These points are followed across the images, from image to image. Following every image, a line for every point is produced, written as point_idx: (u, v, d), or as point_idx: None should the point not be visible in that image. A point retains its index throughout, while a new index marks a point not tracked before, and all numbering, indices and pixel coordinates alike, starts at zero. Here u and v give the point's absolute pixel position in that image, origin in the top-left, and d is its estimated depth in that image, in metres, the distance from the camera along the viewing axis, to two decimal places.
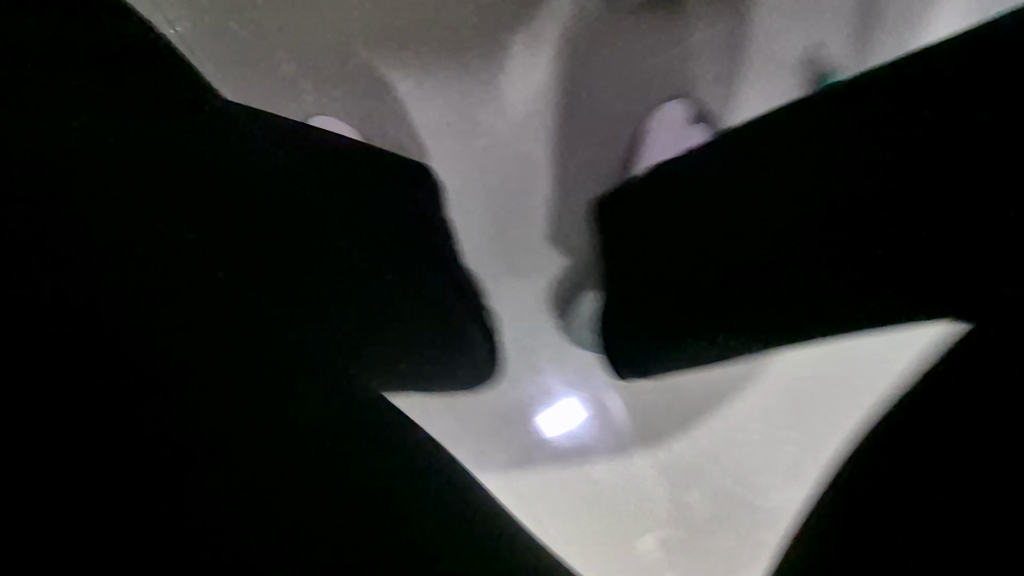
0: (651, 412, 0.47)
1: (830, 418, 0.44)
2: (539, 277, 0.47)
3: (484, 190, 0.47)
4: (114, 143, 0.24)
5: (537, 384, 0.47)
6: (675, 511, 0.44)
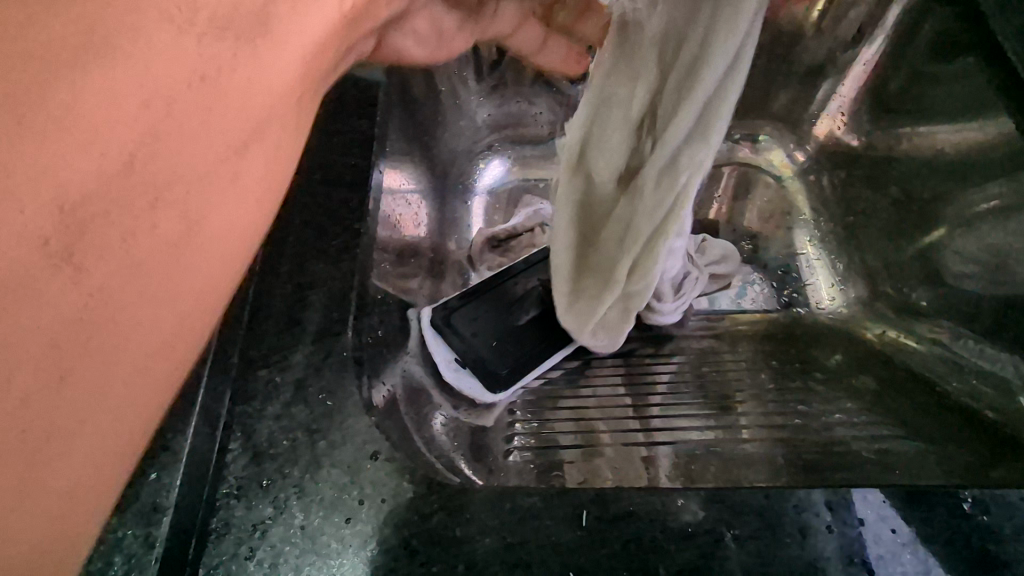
0: (638, 391, 0.59)
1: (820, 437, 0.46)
2: (521, 421, 0.57)
3: (614, 382, 0.61)
4: (749, 355, 0.64)
5: (539, 381, 0.60)
6: (684, 347, 0.65)
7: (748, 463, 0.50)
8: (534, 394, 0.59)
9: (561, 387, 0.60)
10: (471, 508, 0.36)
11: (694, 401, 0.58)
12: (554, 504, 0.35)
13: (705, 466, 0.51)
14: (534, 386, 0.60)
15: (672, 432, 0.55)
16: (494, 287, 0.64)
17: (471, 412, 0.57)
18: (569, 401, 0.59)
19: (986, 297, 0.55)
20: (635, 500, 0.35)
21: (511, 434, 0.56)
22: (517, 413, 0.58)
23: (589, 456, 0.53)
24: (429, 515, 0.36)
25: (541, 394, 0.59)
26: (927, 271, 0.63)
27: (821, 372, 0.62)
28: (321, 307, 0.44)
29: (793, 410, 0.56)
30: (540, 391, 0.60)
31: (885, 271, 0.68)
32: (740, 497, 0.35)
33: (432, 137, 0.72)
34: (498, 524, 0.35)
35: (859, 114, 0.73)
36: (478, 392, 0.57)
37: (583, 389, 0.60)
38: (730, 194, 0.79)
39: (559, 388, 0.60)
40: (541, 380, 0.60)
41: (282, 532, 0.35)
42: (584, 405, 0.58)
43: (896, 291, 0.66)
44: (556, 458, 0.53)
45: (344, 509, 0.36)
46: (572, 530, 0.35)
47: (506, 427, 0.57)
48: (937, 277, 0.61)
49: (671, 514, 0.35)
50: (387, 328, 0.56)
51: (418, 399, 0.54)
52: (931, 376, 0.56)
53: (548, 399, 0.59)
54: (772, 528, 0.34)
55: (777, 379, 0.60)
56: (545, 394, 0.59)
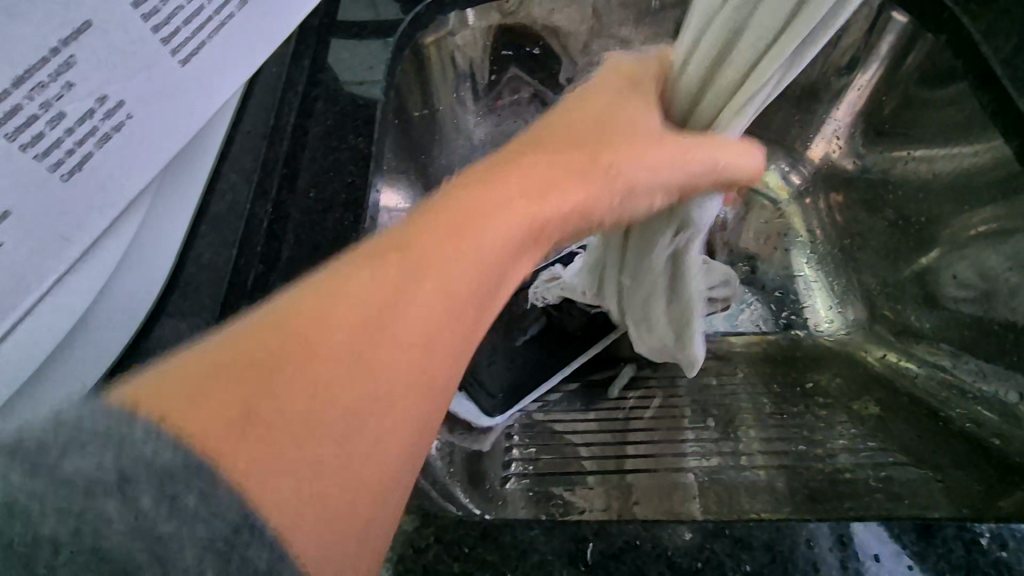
0: (637, 414, 0.58)
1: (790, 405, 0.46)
2: (517, 448, 0.56)
3: (612, 405, 0.59)
4: (749, 379, 0.63)
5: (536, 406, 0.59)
6: (684, 368, 0.64)
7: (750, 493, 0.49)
8: (531, 418, 0.58)
9: (558, 411, 0.59)
10: (467, 541, 0.34)
11: (696, 426, 0.56)
12: (555, 538, 0.34)
13: (710, 496, 0.49)
14: (531, 409, 0.58)
15: (673, 459, 0.53)
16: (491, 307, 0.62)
17: (467, 437, 0.55)
18: (566, 427, 0.57)
19: (988, 323, 0.54)
20: (640, 535, 0.34)
21: (506, 461, 0.54)
22: (513, 438, 0.56)
23: (586, 487, 0.51)
24: (425, 548, 0.34)
25: (538, 419, 0.58)
26: (926, 295, 0.62)
27: (823, 396, 0.61)
28: None
29: (795, 438, 0.54)
30: (536, 414, 0.58)
31: (884, 292, 0.68)
32: (750, 531, 0.33)
33: (427, 156, 0.72)
34: (496, 558, 0.34)
35: (855, 139, 0.73)
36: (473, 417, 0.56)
37: (581, 415, 0.58)
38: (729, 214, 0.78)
39: (556, 413, 0.59)
40: (538, 404, 0.59)
41: None
42: (581, 431, 0.57)
43: (895, 314, 0.66)
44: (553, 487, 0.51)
45: None
46: (573, 567, 0.33)
47: (501, 453, 0.55)
48: (933, 302, 0.61)
49: (676, 552, 0.33)
50: None
51: None
52: (933, 401, 0.55)
53: (544, 424, 0.58)
54: (780, 564, 0.33)
55: (779, 405, 0.59)
56: (542, 418, 0.58)
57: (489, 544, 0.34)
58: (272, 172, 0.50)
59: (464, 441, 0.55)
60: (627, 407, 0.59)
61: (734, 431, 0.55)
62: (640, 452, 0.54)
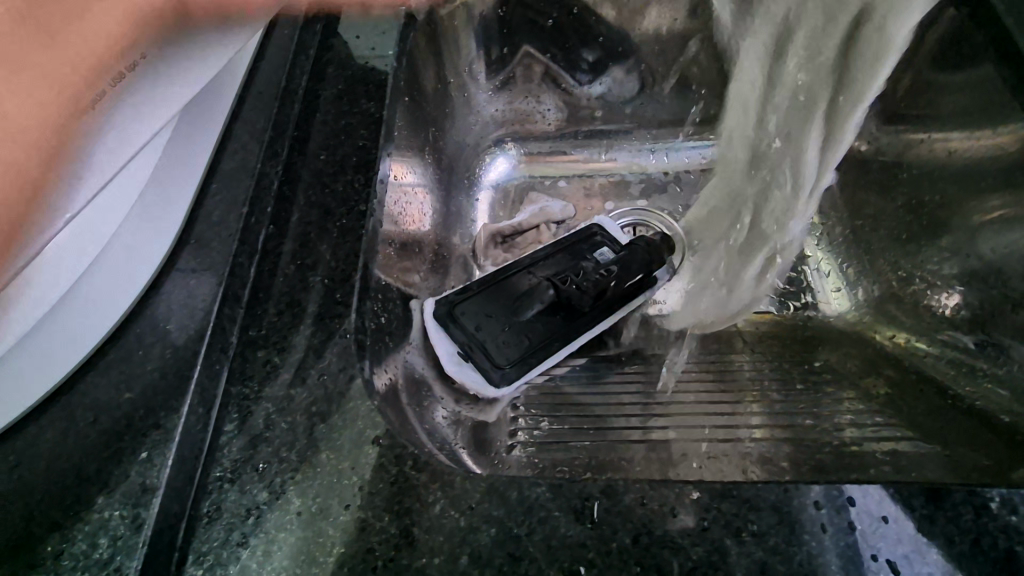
0: (644, 390, 0.58)
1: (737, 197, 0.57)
2: (523, 417, 0.55)
3: (619, 380, 0.59)
4: (754, 356, 0.63)
5: (542, 379, 0.58)
6: (690, 347, 0.64)
7: (755, 465, 0.49)
8: (537, 391, 0.58)
9: (564, 384, 0.59)
10: (474, 496, 0.34)
11: (703, 401, 0.56)
12: (560, 496, 0.34)
13: (710, 462, 0.49)
14: (537, 382, 0.58)
15: (680, 431, 0.53)
16: (498, 279, 0.62)
17: (472, 408, 0.55)
18: (571, 400, 0.57)
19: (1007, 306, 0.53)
20: (646, 493, 0.33)
21: (511, 431, 0.54)
22: (518, 408, 0.56)
23: (591, 456, 0.51)
24: (434, 501, 0.34)
25: (543, 390, 0.58)
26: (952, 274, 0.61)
27: (830, 374, 0.60)
28: (321, 288, 0.42)
29: (802, 412, 0.54)
30: (542, 387, 0.58)
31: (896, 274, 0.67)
32: (756, 492, 0.33)
33: (437, 131, 0.71)
34: (501, 515, 0.34)
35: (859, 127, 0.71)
36: (478, 390, 0.55)
37: (587, 388, 0.58)
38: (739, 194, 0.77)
39: (562, 385, 0.58)
40: (545, 377, 0.58)
41: (275, 519, 0.34)
42: (587, 404, 0.57)
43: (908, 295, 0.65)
44: (558, 457, 0.51)
45: (340, 498, 0.34)
46: (579, 524, 0.33)
47: (506, 420, 0.55)
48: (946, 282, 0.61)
49: (683, 510, 0.33)
50: (391, 318, 0.54)
51: (417, 391, 0.53)
52: (943, 381, 0.55)
53: (550, 396, 0.58)
54: (788, 524, 0.32)
55: (785, 381, 0.59)
56: (548, 390, 0.58)
57: (495, 501, 0.34)
58: (282, 136, 0.49)
59: (468, 412, 0.55)
60: (634, 382, 0.59)
61: (739, 406, 0.55)
62: (646, 424, 0.54)
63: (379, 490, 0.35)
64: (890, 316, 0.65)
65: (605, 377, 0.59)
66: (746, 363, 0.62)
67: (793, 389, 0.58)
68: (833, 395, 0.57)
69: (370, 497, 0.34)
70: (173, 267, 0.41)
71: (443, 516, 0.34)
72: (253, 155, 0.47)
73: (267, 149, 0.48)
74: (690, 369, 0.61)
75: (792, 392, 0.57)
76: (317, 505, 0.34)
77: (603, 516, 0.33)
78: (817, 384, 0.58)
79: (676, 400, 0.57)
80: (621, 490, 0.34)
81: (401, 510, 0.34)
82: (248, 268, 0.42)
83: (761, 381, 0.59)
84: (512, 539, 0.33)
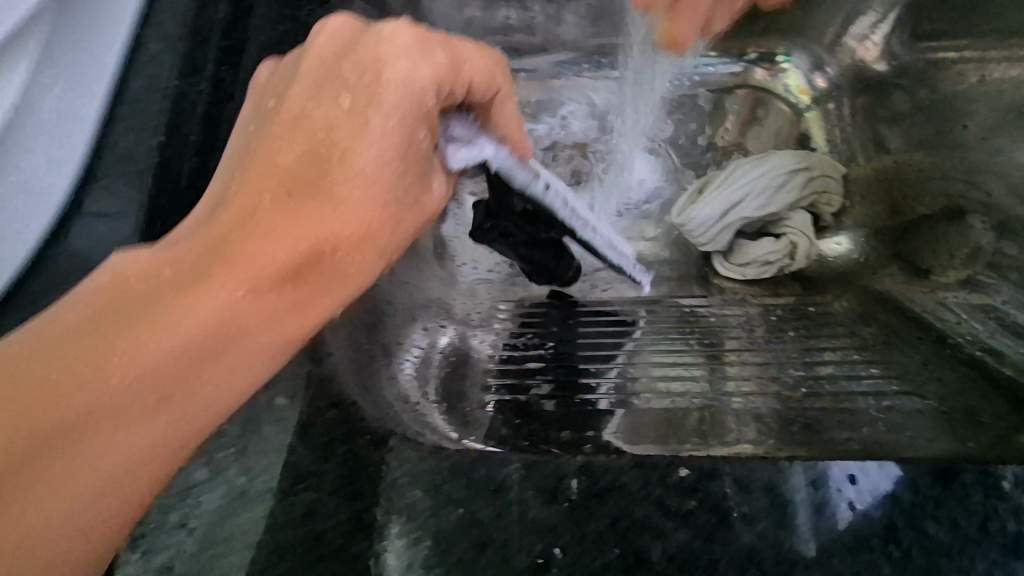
0: (627, 337, 0.53)
1: (760, 204, 0.60)
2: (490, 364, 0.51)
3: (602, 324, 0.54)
4: (743, 303, 0.58)
5: (524, 322, 0.54)
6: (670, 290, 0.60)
7: (732, 414, 0.45)
8: (507, 331, 0.54)
9: (537, 328, 0.54)
10: (437, 473, 0.31)
11: (691, 349, 0.52)
12: (529, 466, 0.31)
13: (701, 424, 0.45)
14: (516, 323, 0.54)
15: (659, 383, 0.49)
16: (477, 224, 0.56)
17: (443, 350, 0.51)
18: (545, 342, 0.52)
19: (1004, 258, 0.48)
20: (628, 472, 0.30)
21: (482, 378, 0.49)
22: (488, 353, 0.52)
23: (554, 408, 0.46)
24: (392, 479, 0.31)
25: (516, 335, 0.53)
26: (948, 208, 0.53)
27: (823, 319, 0.55)
28: None
29: (793, 362, 0.50)
30: (518, 330, 0.54)
31: (898, 197, 0.59)
32: (749, 470, 0.31)
33: None
34: (469, 495, 0.30)
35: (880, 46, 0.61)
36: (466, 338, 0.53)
37: (563, 330, 0.53)
38: (752, 138, 0.68)
39: (536, 330, 0.54)
40: (524, 321, 0.54)
41: (209, 504, 0.30)
42: (563, 348, 0.52)
43: (908, 224, 0.57)
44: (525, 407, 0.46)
45: (288, 476, 0.31)
46: (552, 505, 0.30)
47: (477, 366, 0.51)
48: (936, 222, 0.54)
49: (667, 485, 0.30)
50: None
51: (388, 340, 0.48)
52: (944, 327, 0.48)
53: (522, 338, 0.53)
54: (777, 506, 0.30)
55: (782, 329, 0.54)
56: (525, 331, 0.54)
57: (463, 479, 0.31)
58: (205, 45, 0.40)
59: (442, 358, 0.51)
60: (612, 326, 0.54)
61: (727, 354, 0.51)
62: (624, 372, 0.50)
63: (332, 467, 0.31)
64: (887, 247, 0.59)
65: (578, 313, 0.55)
66: (731, 310, 0.57)
67: (783, 331, 0.54)
68: (828, 338, 0.52)
69: (324, 476, 0.31)
70: (79, 212, 0.35)
71: (404, 493, 0.31)
72: (167, 69, 0.39)
73: (187, 62, 0.39)
74: (679, 315, 0.56)
75: (788, 342, 0.52)
76: (259, 484, 0.31)
77: (578, 491, 0.30)
78: (807, 329, 0.54)
79: (657, 347, 0.52)
80: (595, 463, 0.31)
81: (360, 489, 0.31)
82: (169, 212, 0.36)
83: (749, 327, 0.54)
84: (479, 522, 0.30)
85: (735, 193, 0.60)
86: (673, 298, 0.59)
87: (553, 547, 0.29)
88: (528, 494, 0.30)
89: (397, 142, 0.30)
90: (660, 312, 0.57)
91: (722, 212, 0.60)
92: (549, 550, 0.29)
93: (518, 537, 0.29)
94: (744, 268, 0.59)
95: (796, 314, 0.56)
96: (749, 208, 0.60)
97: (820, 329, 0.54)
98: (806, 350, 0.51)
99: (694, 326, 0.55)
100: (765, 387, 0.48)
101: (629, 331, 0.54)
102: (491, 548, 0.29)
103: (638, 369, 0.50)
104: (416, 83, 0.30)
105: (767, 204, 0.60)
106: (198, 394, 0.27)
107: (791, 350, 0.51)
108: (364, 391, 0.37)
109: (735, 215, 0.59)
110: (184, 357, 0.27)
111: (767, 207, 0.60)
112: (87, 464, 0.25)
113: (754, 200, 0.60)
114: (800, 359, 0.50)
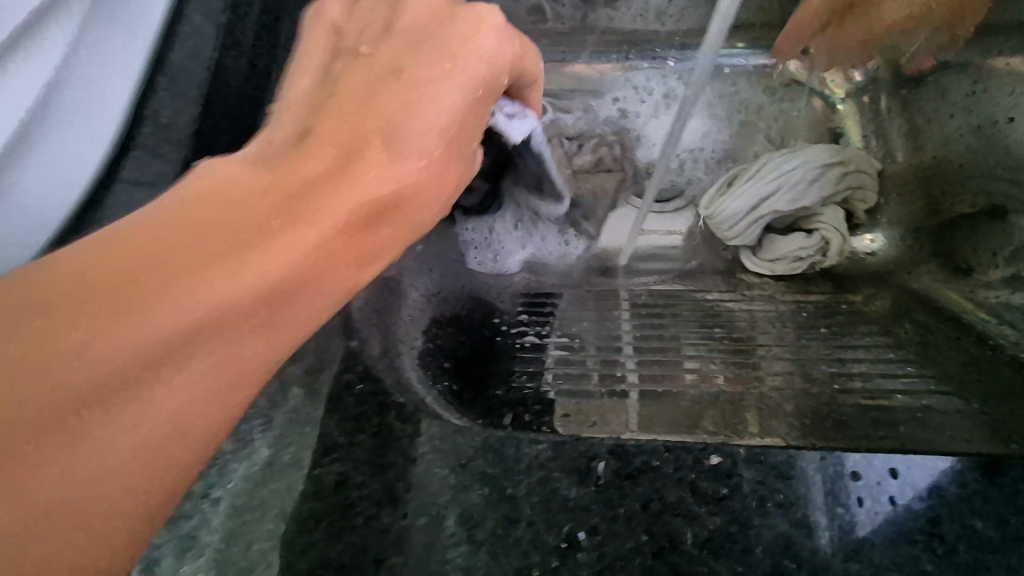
0: (652, 330, 0.53)
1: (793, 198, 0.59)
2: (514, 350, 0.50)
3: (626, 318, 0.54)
4: (772, 299, 0.57)
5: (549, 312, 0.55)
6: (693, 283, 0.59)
7: (762, 405, 0.44)
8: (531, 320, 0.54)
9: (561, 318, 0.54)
10: (465, 449, 0.31)
11: (717, 342, 0.51)
12: (559, 446, 0.30)
13: (728, 418, 0.43)
14: (540, 314, 0.55)
15: (686, 375, 0.48)
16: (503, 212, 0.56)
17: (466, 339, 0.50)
18: (569, 332, 0.52)
19: None
20: (661, 455, 0.30)
21: (506, 365, 0.48)
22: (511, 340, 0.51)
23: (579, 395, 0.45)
24: (420, 454, 0.31)
25: (541, 324, 0.53)
26: (989, 207, 0.52)
27: (855, 317, 0.54)
28: None
29: (822, 358, 0.49)
30: (543, 319, 0.54)
31: (933, 197, 0.58)
32: (786, 457, 0.29)
33: None
34: (498, 473, 0.30)
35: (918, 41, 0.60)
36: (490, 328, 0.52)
37: (587, 322, 0.54)
38: (787, 128, 0.68)
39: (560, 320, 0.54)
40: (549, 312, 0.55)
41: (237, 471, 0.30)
42: (588, 338, 0.51)
43: (944, 223, 0.56)
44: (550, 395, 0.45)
45: (316, 449, 0.31)
46: (582, 486, 0.29)
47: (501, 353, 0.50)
48: (976, 223, 0.52)
49: (700, 470, 0.29)
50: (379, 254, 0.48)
51: (411, 323, 0.48)
52: (983, 328, 0.46)
53: (546, 327, 0.53)
54: (814, 494, 0.29)
55: (814, 325, 0.53)
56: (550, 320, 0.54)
57: (491, 456, 0.30)
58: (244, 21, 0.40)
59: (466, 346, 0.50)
60: (635, 320, 0.54)
61: (754, 348, 0.50)
62: (651, 363, 0.49)
63: (358, 440, 0.31)
64: (921, 247, 0.57)
65: (603, 308, 0.56)
66: (758, 306, 0.56)
67: (813, 327, 0.52)
68: (860, 336, 0.51)
69: (352, 448, 0.31)
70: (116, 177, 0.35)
71: (432, 468, 0.30)
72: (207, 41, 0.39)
73: (227, 36, 0.40)
74: (706, 310, 0.56)
75: (820, 338, 0.51)
76: (288, 454, 0.31)
77: (610, 472, 0.29)
78: (836, 326, 0.53)
79: (685, 339, 0.51)
80: (624, 445, 0.30)
81: (387, 462, 0.30)
82: None
83: (777, 322, 0.53)
84: (508, 499, 0.29)
85: (768, 186, 0.58)
86: (700, 294, 0.58)
87: (583, 528, 0.28)
88: (557, 474, 0.30)
89: (433, 125, 0.30)
90: (685, 307, 0.56)
91: (751, 205, 0.59)
92: (578, 530, 0.28)
93: (547, 516, 0.29)
94: (774, 262, 0.58)
95: (827, 311, 0.55)
96: (783, 201, 0.58)
97: (851, 327, 0.52)
98: (837, 346, 0.50)
99: (721, 321, 0.54)
100: (796, 383, 0.46)
101: (654, 325, 0.53)
102: (520, 525, 0.29)
103: (664, 360, 0.49)
104: (477, 70, 0.32)
105: (801, 196, 0.59)
106: (179, 390, 0.21)
107: (821, 347, 0.50)
108: (390, 369, 0.37)
109: (766, 209, 0.58)
110: (244, 305, 0.22)
111: (801, 201, 0.59)
112: (123, 423, 0.20)
113: (788, 194, 0.59)
114: (830, 355, 0.49)
